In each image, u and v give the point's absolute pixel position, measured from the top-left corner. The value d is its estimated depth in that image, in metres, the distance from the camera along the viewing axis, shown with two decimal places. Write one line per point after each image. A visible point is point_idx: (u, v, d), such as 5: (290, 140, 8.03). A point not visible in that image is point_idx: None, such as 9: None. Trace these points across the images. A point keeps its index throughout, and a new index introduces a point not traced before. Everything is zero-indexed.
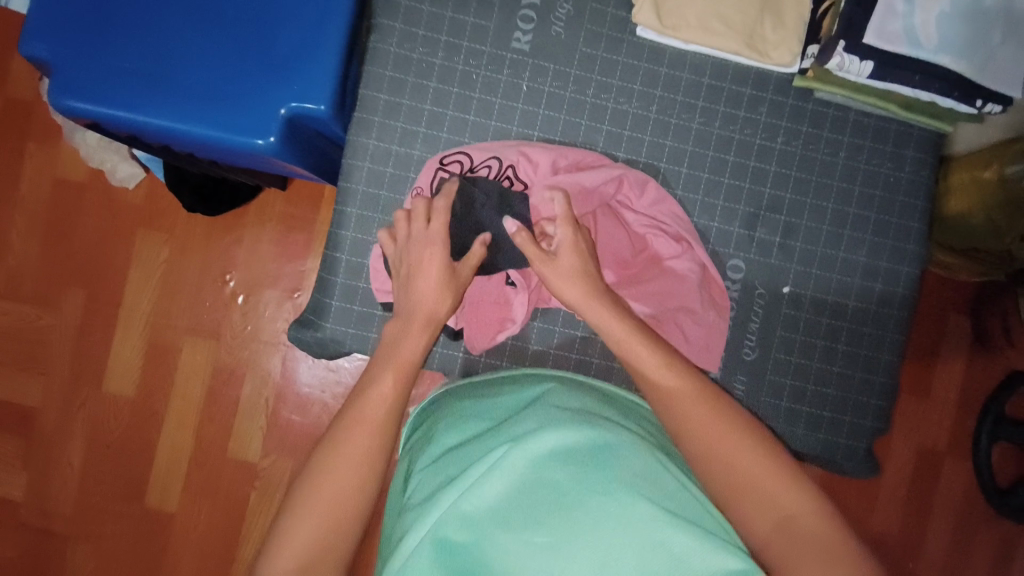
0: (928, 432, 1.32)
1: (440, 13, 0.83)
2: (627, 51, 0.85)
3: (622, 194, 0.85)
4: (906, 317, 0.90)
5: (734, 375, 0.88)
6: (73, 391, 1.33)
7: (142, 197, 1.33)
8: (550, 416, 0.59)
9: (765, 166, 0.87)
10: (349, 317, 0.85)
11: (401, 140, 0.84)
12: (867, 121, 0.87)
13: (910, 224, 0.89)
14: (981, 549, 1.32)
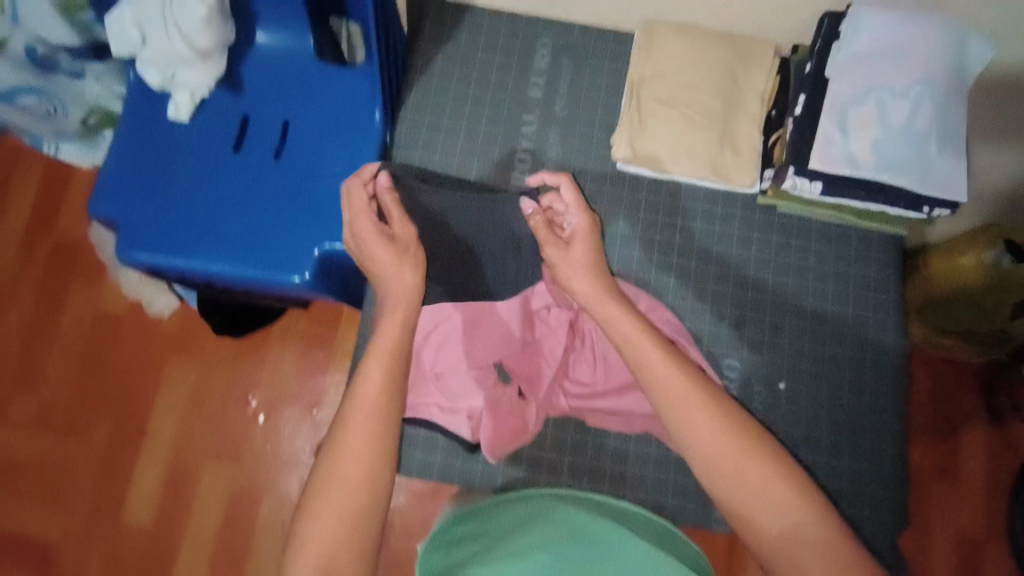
0: (961, 518, 1.29)
1: (449, 159, 0.98)
2: (611, 183, 0.99)
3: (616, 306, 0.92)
4: (902, 406, 0.94)
5: (751, 399, 0.93)
6: (94, 520, 1.35)
7: (176, 325, 1.44)
8: (548, 532, 0.63)
9: (744, 273, 0.97)
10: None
11: None
12: (830, 229, 0.98)
13: (886, 317, 0.97)
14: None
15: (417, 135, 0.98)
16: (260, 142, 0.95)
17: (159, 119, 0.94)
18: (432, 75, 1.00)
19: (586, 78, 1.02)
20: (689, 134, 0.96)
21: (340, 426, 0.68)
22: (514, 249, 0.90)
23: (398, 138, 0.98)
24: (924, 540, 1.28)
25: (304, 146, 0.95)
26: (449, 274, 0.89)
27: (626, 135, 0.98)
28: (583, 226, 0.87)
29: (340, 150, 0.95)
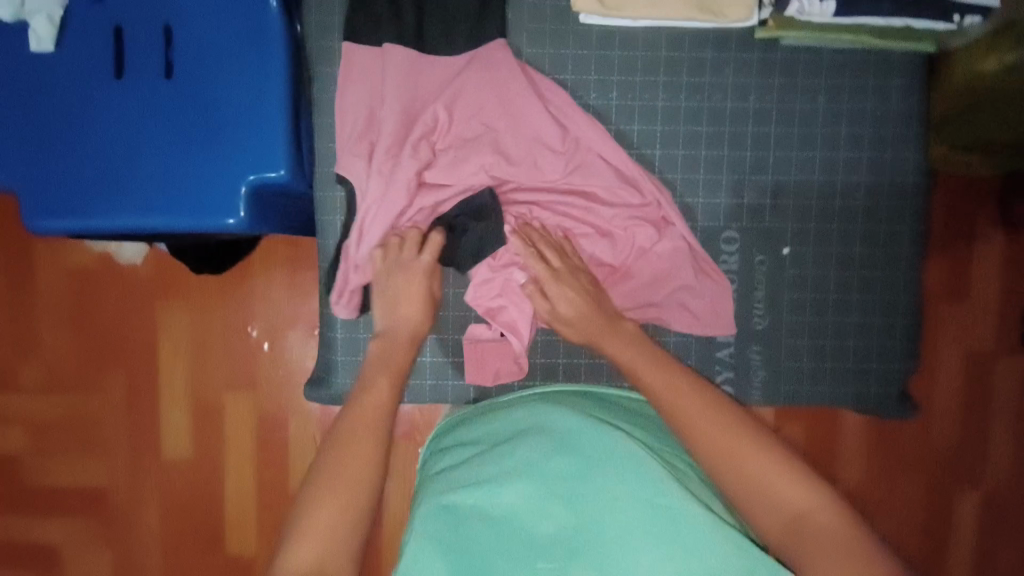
0: (975, 330, 1.37)
1: (374, 32, 0.78)
2: (575, 42, 0.81)
3: (593, 187, 0.81)
4: (917, 253, 0.85)
5: (753, 253, 0.85)
6: (137, 464, 1.36)
7: (152, 270, 1.33)
8: (536, 454, 0.70)
9: (741, 129, 0.83)
10: (358, 346, 0.85)
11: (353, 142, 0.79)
12: (844, 59, 0.81)
13: (906, 154, 0.83)
14: (1003, 441, 1.38)
15: (332, 19, 0.80)
16: (144, 61, 0.79)
17: (25, 52, 0.79)
18: None
19: None
20: None
21: (336, 437, 0.67)
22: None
23: (309, 31, 0.80)
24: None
25: (197, 59, 0.79)
26: (444, 14, 0.79)
27: None
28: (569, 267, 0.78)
29: (240, 53, 0.78)
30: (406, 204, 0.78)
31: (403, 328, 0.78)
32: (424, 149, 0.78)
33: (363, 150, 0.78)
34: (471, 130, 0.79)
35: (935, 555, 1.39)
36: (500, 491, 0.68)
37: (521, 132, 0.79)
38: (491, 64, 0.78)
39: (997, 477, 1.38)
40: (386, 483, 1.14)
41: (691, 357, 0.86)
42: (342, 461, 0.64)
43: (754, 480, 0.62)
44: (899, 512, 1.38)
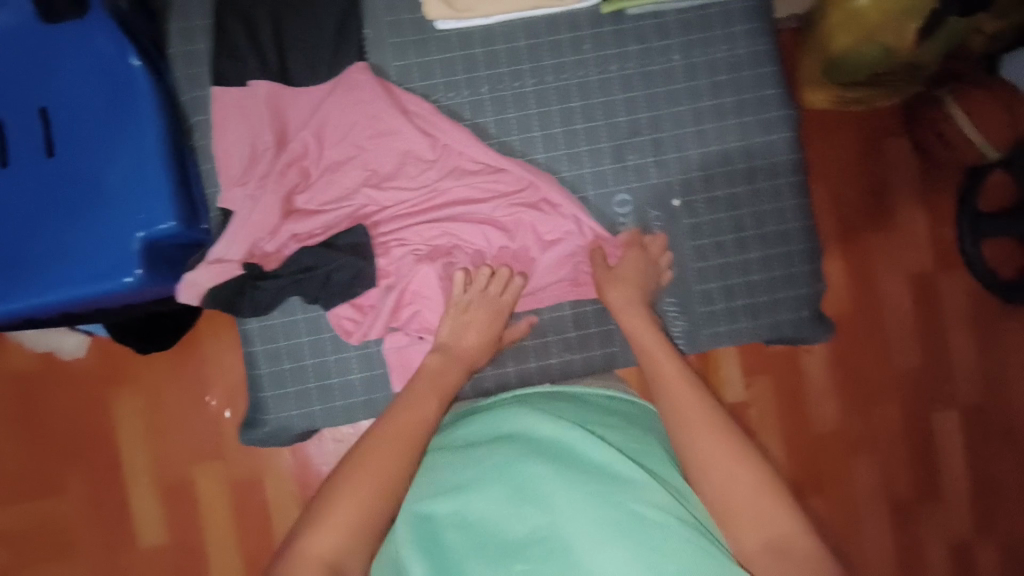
0: (908, 257, 1.51)
1: (241, 71, 0.81)
2: (437, 47, 0.85)
3: (469, 182, 0.86)
4: (800, 179, 0.88)
5: (648, 211, 0.88)
6: (113, 562, 1.27)
7: (97, 360, 1.28)
8: (521, 455, 0.65)
9: (610, 97, 0.87)
10: (283, 378, 0.84)
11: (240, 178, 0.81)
12: (687, 16, 0.86)
13: (764, 91, 0.87)
14: (959, 354, 1.52)
15: (198, 70, 0.82)
16: (22, 143, 0.80)
17: None
18: None
19: None
20: None
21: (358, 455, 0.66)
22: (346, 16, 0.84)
23: (178, 84, 0.82)
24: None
25: (75, 131, 0.80)
26: (306, 46, 0.83)
27: None
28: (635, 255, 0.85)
29: (115, 118, 0.80)
30: (280, 222, 0.82)
31: (463, 351, 0.80)
32: (294, 171, 0.82)
33: (248, 183, 0.81)
34: (349, 151, 0.84)
35: (925, 476, 1.49)
36: (471, 496, 0.62)
37: (396, 145, 0.85)
38: (355, 86, 0.83)
39: (963, 389, 1.51)
40: None
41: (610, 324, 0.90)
42: (364, 469, 0.63)
43: (743, 494, 0.62)
44: (882, 440, 1.49)
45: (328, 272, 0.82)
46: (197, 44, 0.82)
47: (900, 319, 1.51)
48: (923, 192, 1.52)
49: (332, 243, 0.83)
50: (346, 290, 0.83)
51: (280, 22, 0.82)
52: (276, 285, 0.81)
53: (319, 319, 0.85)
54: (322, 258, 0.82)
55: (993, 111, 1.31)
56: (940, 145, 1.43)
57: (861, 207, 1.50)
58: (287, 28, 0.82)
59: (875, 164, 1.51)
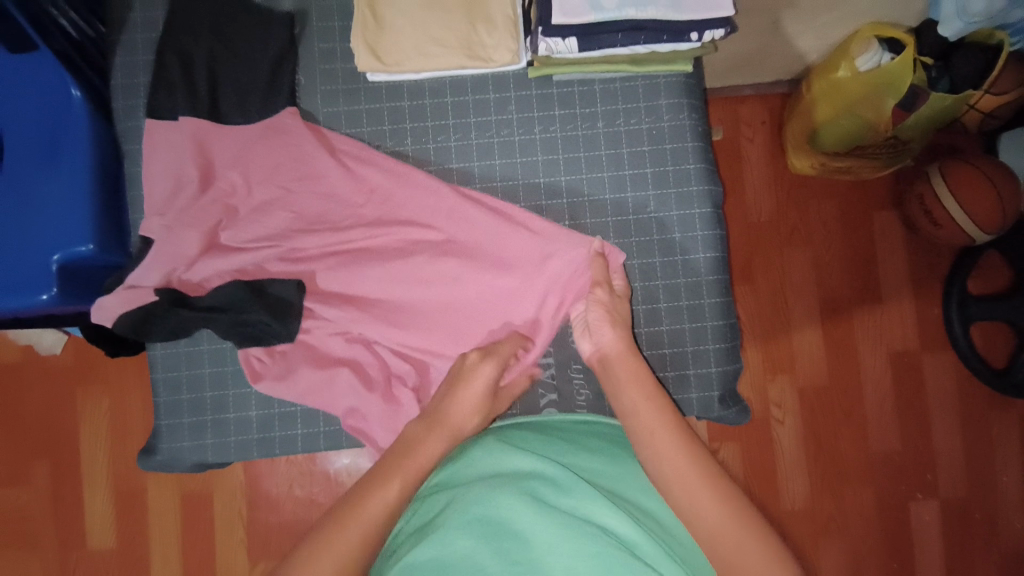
0: (889, 335, 1.43)
1: (174, 105, 0.84)
2: (367, 98, 0.88)
3: (384, 233, 0.86)
4: (717, 255, 0.87)
5: None
6: (66, 557, 1.25)
7: (72, 358, 1.26)
8: (497, 492, 0.64)
9: (531, 158, 0.88)
10: (180, 408, 0.85)
11: (163, 208, 0.84)
12: (614, 86, 0.87)
13: (687, 167, 0.87)
14: (942, 441, 1.42)
15: (136, 103, 0.86)
16: None
17: None
18: (132, 31, 0.86)
19: None
20: (431, 20, 0.84)
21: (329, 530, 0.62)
22: (280, 62, 0.87)
23: (116, 113, 0.86)
24: (778, 372, 1.42)
25: (14, 152, 0.84)
26: (239, 87, 0.86)
27: (363, 37, 0.84)
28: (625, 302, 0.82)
29: (51, 143, 0.84)
30: (198, 256, 0.84)
31: (453, 420, 0.76)
32: (217, 207, 0.85)
33: (167, 214, 0.84)
34: (273, 190, 0.86)
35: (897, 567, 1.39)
36: (447, 538, 0.60)
37: (316, 190, 0.87)
38: (283, 129, 0.85)
39: (945, 480, 1.42)
40: None
41: (515, 386, 0.88)
42: (332, 548, 0.60)
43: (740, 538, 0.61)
44: (853, 527, 1.40)
45: (242, 316, 0.82)
46: (138, 79, 0.86)
47: (880, 396, 1.43)
48: (911, 268, 1.44)
49: (263, 289, 0.84)
50: (256, 335, 0.83)
51: (218, 64, 0.86)
52: (189, 319, 0.81)
53: (225, 355, 0.86)
54: (243, 302, 0.82)
55: (976, 182, 1.25)
56: (926, 222, 1.33)
57: (846, 278, 1.44)
58: (223, 68, 0.86)
59: (863, 235, 1.45)
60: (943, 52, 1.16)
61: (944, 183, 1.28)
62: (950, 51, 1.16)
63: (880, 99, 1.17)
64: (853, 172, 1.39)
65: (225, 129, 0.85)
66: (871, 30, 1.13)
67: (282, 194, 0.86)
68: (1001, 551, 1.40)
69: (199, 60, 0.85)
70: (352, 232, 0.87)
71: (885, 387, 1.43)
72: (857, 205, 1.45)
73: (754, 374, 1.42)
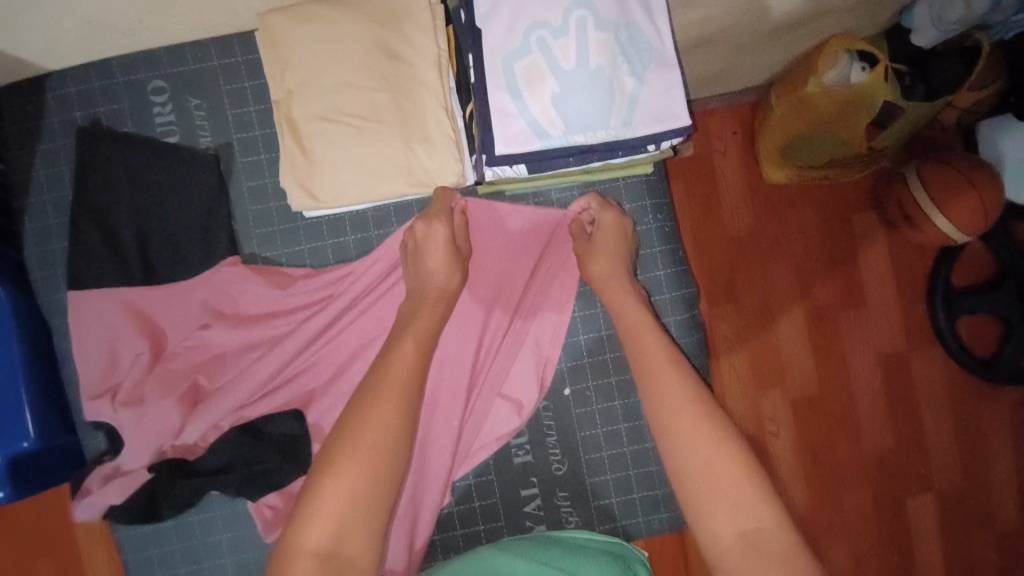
0: (876, 336, 1.34)
1: (97, 268, 0.78)
2: (306, 236, 0.81)
3: (344, 386, 0.80)
4: (698, 364, 0.82)
5: (564, 404, 0.82)
6: None
7: None
8: None
9: (489, 279, 0.82)
10: None
11: (99, 382, 0.77)
12: (571, 193, 0.82)
13: (657, 273, 0.82)
14: (934, 433, 1.35)
15: (56, 271, 0.80)
16: None
17: None
18: (40, 192, 0.80)
19: (228, 116, 0.81)
20: (365, 149, 0.76)
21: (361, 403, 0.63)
22: (206, 207, 0.79)
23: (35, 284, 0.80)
24: (769, 386, 1.32)
25: None
26: (169, 238, 0.79)
27: (294, 176, 0.77)
28: (611, 224, 0.77)
29: None
30: (184, 421, 0.77)
31: (432, 285, 0.74)
32: (153, 377, 0.77)
33: (106, 391, 0.77)
34: (214, 353, 0.78)
35: (897, 562, 1.34)
36: None
37: (261, 348, 0.79)
38: (219, 281, 0.78)
39: (938, 471, 1.36)
40: None
41: (500, 522, 0.82)
42: (372, 411, 0.62)
43: (734, 506, 0.58)
44: (855, 528, 1.35)
45: (252, 468, 0.76)
46: (53, 245, 0.79)
47: (872, 399, 1.34)
48: (894, 274, 1.33)
49: (260, 432, 0.77)
50: (274, 482, 0.76)
51: (138, 217, 0.79)
52: (196, 486, 0.75)
53: (214, 519, 0.79)
54: (249, 452, 0.76)
55: (954, 184, 1.10)
56: (904, 224, 1.20)
57: (830, 284, 1.32)
58: (142, 219, 0.79)
59: (843, 238, 1.32)
60: (918, 55, 1.02)
61: (925, 189, 1.14)
62: (926, 56, 1.02)
63: (855, 115, 1.04)
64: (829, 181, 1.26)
65: (155, 287, 0.78)
66: (840, 40, 0.98)
67: (223, 355, 0.79)
68: (996, 532, 1.36)
69: (117, 216, 0.78)
70: (309, 386, 0.80)
71: (874, 389, 1.34)
72: (835, 203, 1.32)
73: (746, 389, 1.31)
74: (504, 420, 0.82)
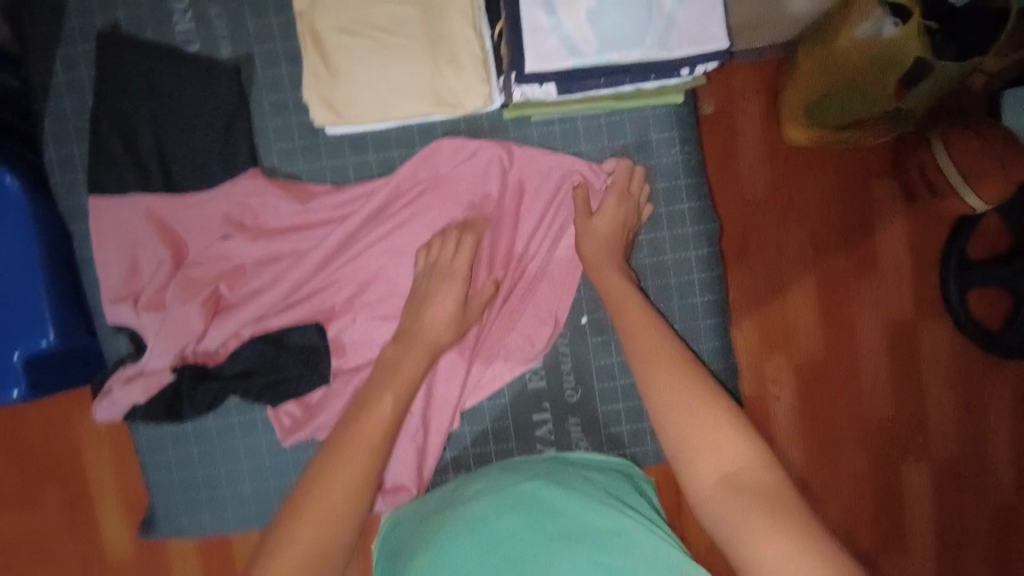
0: (887, 303, 1.28)
1: (118, 175, 0.77)
2: (328, 153, 0.80)
3: (366, 301, 0.81)
4: (715, 298, 0.83)
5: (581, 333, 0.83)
6: None
7: None
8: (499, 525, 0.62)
9: (509, 204, 0.80)
10: (173, 487, 0.85)
11: (122, 289, 0.79)
12: (597, 122, 0.80)
13: (681, 206, 0.82)
14: (936, 405, 1.31)
15: (77, 177, 0.80)
16: None
17: None
18: (59, 97, 0.79)
19: (249, 26, 0.79)
20: (390, 65, 0.74)
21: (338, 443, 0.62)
22: (227, 120, 0.78)
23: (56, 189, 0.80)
24: (773, 348, 1.29)
25: None
26: (189, 149, 0.78)
27: (316, 90, 0.75)
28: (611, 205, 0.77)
29: None
30: (207, 327, 0.78)
31: (425, 334, 0.74)
32: (175, 285, 0.77)
33: (129, 297, 0.78)
34: (236, 265, 0.79)
35: (889, 530, 1.32)
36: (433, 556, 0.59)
37: (282, 262, 0.80)
38: (243, 192, 0.78)
39: (938, 441, 1.32)
40: None
41: (511, 444, 0.85)
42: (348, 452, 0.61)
43: (715, 453, 0.56)
44: (849, 494, 1.32)
45: (273, 375, 0.79)
46: (73, 151, 0.79)
47: (876, 369, 1.30)
48: (912, 244, 1.27)
49: (283, 341, 0.79)
50: (294, 390, 0.80)
51: (158, 126, 0.78)
52: (218, 389, 0.78)
53: (233, 428, 0.83)
54: (271, 359, 0.79)
55: (978, 150, 1.10)
56: (926, 191, 1.22)
57: (841, 250, 1.26)
58: (162, 128, 0.78)
59: (860, 203, 1.26)
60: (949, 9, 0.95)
61: (951, 156, 1.11)
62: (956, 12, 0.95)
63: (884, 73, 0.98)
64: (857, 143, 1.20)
65: (177, 197, 0.78)
66: None
67: (246, 267, 0.80)
68: (994, 505, 1.33)
69: (136, 123, 0.77)
70: (331, 301, 0.81)
71: (880, 359, 1.29)
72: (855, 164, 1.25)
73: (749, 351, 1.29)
74: (519, 351, 0.83)
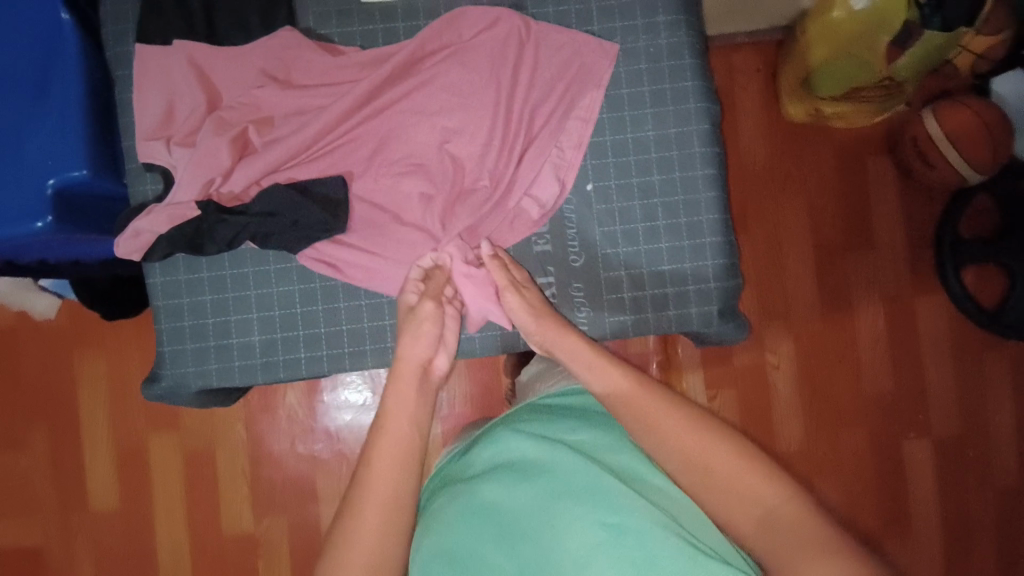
0: (884, 277, 1.30)
1: (166, 25, 0.83)
2: (360, 18, 0.87)
3: (385, 156, 0.85)
4: (715, 173, 0.88)
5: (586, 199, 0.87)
6: (66, 517, 1.22)
7: (68, 318, 1.23)
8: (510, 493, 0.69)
9: (527, 75, 0.85)
10: (182, 334, 0.87)
11: (159, 130, 0.83)
12: (609, 4, 0.87)
13: (685, 84, 0.87)
14: (934, 380, 1.30)
15: (127, 28, 0.85)
16: None
17: None
18: None
19: None
20: None
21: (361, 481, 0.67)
22: None
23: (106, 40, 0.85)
24: (772, 318, 1.28)
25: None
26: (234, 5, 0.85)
27: None
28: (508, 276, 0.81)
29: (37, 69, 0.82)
30: (232, 165, 0.83)
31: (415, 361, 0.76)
32: (209, 126, 0.82)
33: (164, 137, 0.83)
34: (266, 115, 0.84)
35: (888, 507, 1.27)
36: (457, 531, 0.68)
37: (309, 114, 0.85)
38: (280, 45, 0.84)
39: (938, 419, 1.29)
40: (320, 507, 1.23)
41: None
42: (371, 501, 0.65)
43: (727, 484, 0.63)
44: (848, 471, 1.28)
45: (296, 217, 0.82)
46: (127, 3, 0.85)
47: (872, 340, 1.29)
48: (905, 219, 1.30)
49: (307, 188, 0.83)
50: (309, 233, 0.83)
51: None
52: (241, 225, 0.82)
53: (247, 276, 0.87)
54: (292, 201, 0.82)
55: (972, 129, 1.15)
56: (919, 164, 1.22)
57: (839, 224, 1.30)
58: None
59: (854, 177, 1.30)
60: None
61: (936, 121, 1.18)
62: None
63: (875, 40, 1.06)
64: (850, 120, 1.25)
65: (218, 48, 0.84)
66: None
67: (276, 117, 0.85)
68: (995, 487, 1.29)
69: None
70: (353, 155, 0.85)
71: (878, 341, 1.29)
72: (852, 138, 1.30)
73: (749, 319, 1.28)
74: (527, 214, 0.87)
